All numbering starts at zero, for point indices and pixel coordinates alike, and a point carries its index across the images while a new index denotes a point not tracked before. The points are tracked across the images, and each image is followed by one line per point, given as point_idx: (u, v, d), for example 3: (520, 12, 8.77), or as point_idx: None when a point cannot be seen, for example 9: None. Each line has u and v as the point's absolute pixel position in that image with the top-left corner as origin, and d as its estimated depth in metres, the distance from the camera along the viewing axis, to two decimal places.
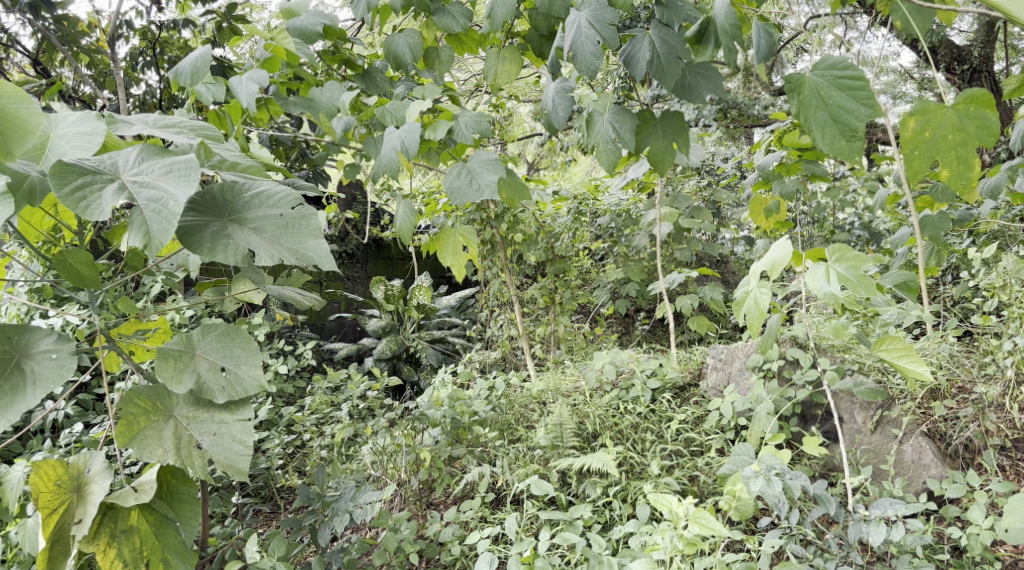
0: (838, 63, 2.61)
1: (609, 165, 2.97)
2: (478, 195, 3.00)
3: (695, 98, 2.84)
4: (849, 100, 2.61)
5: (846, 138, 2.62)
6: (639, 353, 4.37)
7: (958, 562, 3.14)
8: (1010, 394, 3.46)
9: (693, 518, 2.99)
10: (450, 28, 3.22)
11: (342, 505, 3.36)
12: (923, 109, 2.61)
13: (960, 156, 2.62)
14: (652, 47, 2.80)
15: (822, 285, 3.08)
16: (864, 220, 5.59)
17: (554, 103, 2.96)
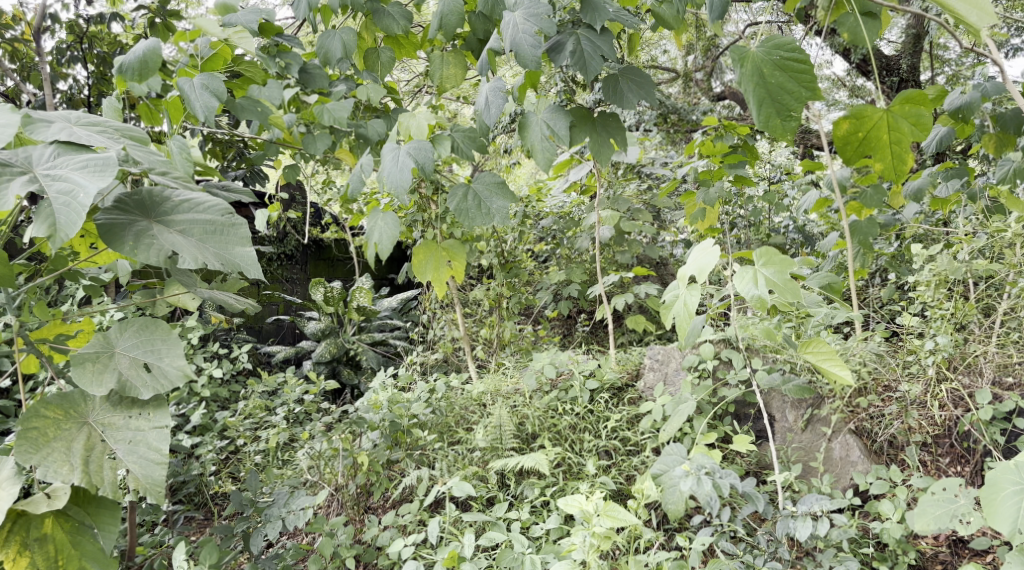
0: (785, 44, 2.57)
1: (546, 163, 3.01)
2: (487, 220, 3.13)
3: (625, 102, 2.95)
4: (790, 82, 2.59)
5: (782, 117, 2.60)
6: (579, 354, 4.43)
7: (881, 556, 3.24)
8: (931, 392, 3.54)
9: (605, 512, 3.16)
10: (390, 30, 3.25)
11: (275, 511, 3.39)
12: (857, 111, 2.63)
13: (896, 153, 2.65)
14: (577, 42, 2.87)
15: (749, 288, 3.16)
16: (799, 224, 5.73)
17: (488, 100, 2.97)
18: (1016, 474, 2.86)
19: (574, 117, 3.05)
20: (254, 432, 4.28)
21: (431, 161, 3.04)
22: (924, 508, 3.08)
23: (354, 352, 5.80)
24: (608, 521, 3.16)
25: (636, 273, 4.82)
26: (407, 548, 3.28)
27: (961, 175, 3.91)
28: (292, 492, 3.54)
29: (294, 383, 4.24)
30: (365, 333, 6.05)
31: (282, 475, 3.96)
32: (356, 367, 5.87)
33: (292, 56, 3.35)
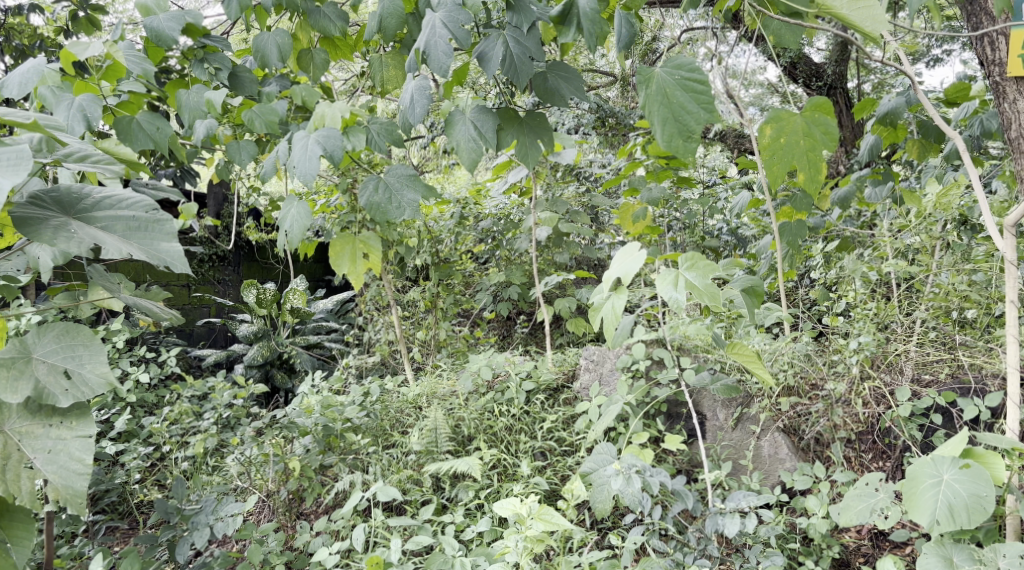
0: (686, 64, 2.70)
1: (471, 163, 3.02)
2: (399, 212, 3.10)
3: (559, 101, 2.98)
4: (691, 103, 2.71)
5: (683, 138, 2.71)
6: (514, 356, 4.45)
7: (806, 550, 3.31)
8: (855, 390, 3.62)
9: (538, 515, 3.18)
10: (326, 32, 3.25)
11: (203, 518, 3.37)
12: (775, 116, 2.77)
13: (813, 161, 2.80)
14: (506, 46, 2.88)
15: (669, 290, 3.21)
16: (732, 227, 5.83)
17: (413, 99, 2.97)
18: (933, 467, 2.95)
19: (501, 118, 3.08)
20: (184, 438, 4.24)
21: (339, 149, 3.04)
22: (848, 502, 3.16)
23: (288, 355, 5.73)
24: (542, 525, 3.18)
25: (578, 276, 4.85)
26: (333, 555, 3.28)
27: (887, 181, 3.98)
28: (219, 499, 3.53)
29: (223, 389, 4.21)
30: (299, 335, 6.00)
31: (210, 482, 3.93)
32: (290, 371, 5.82)
33: (220, 58, 3.30)
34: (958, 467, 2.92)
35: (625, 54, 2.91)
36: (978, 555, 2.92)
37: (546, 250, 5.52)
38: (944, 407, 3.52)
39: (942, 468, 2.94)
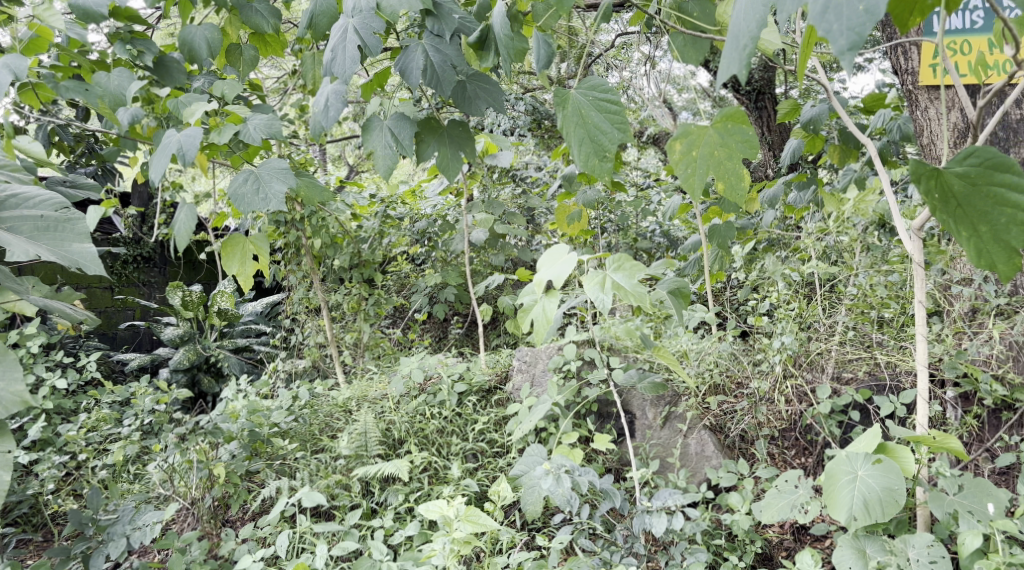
0: (599, 84, 2.71)
1: (387, 169, 3.03)
2: (262, 205, 3.04)
3: (475, 109, 2.98)
4: (603, 122, 2.72)
5: (598, 157, 2.72)
6: (447, 358, 4.44)
7: (731, 545, 3.37)
8: (778, 388, 3.69)
9: (464, 517, 3.20)
10: (260, 29, 3.23)
11: (119, 529, 3.47)
12: (686, 129, 2.75)
13: (730, 169, 2.75)
14: (426, 56, 2.90)
15: (596, 292, 3.24)
16: (664, 229, 5.90)
17: (327, 103, 2.96)
18: (849, 463, 3.01)
19: (422, 127, 3.11)
20: (105, 445, 4.16)
21: (190, 151, 3.00)
22: (769, 500, 3.21)
23: (215, 359, 5.64)
24: (468, 527, 3.19)
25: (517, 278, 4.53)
26: (257, 562, 3.26)
27: (812, 184, 4.08)
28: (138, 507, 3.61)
29: (146, 394, 4.14)
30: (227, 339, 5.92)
31: (131, 490, 3.87)
32: (218, 375, 5.73)
33: (146, 44, 3.31)
34: (871, 463, 2.99)
35: (543, 71, 2.96)
36: (890, 546, 3.01)
37: (481, 252, 5.54)
38: (861, 404, 3.62)
39: (856, 464, 3.00)
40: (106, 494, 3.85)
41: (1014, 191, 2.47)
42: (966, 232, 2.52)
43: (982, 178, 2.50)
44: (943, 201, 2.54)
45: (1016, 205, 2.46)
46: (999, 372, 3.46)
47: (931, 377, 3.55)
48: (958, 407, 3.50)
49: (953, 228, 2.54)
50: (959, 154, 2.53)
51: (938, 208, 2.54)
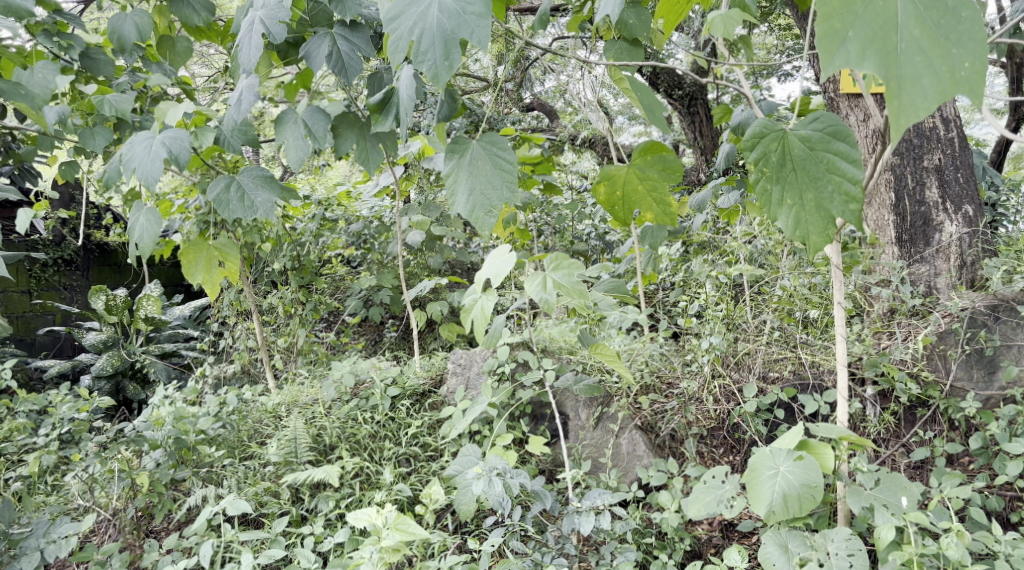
0: (497, 143, 2.85)
1: (297, 161, 3.12)
2: (250, 213, 3.25)
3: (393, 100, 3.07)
4: (496, 178, 2.86)
5: (484, 210, 2.85)
6: (381, 361, 4.40)
7: (661, 544, 3.40)
8: (707, 387, 3.74)
9: (394, 525, 3.20)
10: (191, 22, 3.18)
11: (33, 542, 3.45)
12: (607, 173, 2.87)
13: (657, 198, 2.90)
14: (332, 43, 3.01)
15: (538, 291, 3.23)
16: (600, 231, 5.93)
17: (240, 97, 2.98)
18: (771, 459, 3.05)
19: (341, 122, 3.25)
20: (20, 455, 4.04)
21: (186, 151, 3.00)
22: (696, 495, 3.24)
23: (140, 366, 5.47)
24: (397, 534, 3.19)
25: (452, 281, 4.53)
26: None
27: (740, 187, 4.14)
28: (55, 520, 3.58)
29: (65, 402, 4.04)
30: (154, 344, 5.79)
31: (47, 502, 3.78)
32: (144, 381, 5.60)
33: (72, 36, 3.26)
34: (793, 459, 3.03)
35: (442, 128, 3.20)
36: (811, 541, 3.05)
37: (417, 255, 5.52)
38: (786, 402, 3.71)
39: (778, 460, 3.04)
40: (21, 506, 3.75)
41: (845, 161, 2.59)
42: (791, 199, 2.62)
43: (821, 143, 2.61)
44: (778, 165, 2.63)
45: (844, 175, 2.59)
46: (914, 370, 3.56)
47: (852, 375, 3.63)
48: (878, 405, 3.58)
49: (778, 195, 2.62)
50: (805, 118, 2.64)
51: (769, 173, 2.63)
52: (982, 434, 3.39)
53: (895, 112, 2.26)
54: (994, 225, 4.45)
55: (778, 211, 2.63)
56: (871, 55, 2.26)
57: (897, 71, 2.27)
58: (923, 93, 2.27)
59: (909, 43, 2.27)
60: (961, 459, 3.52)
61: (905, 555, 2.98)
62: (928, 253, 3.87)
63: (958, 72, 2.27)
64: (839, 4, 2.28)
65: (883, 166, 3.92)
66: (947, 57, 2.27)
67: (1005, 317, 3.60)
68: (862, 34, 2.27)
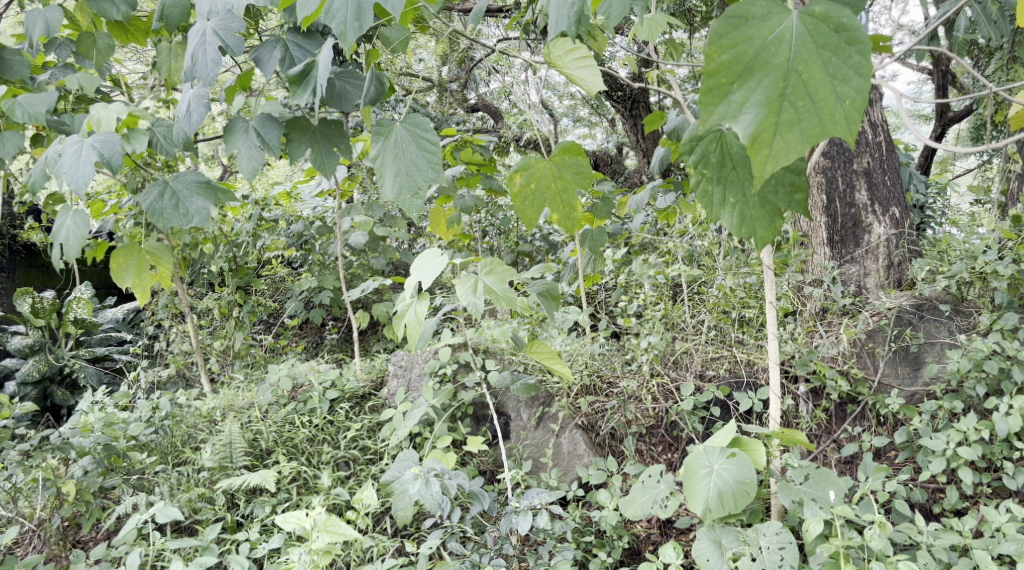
0: (419, 122, 2.79)
1: (252, 171, 3.06)
2: (186, 220, 3.17)
3: (346, 104, 3.01)
4: (421, 160, 2.80)
5: (410, 192, 2.79)
6: (320, 364, 4.35)
7: (600, 542, 3.40)
8: (646, 387, 3.74)
9: (324, 527, 3.20)
10: (108, 15, 3.10)
11: None
12: (525, 164, 2.87)
13: (565, 201, 2.91)
14: (284, 49, 2.95)
15: (469, 296, 3.22)
16: (545, 232, 5.94)
17: (190, 107, 2.93)
18: (705, 457, 3.06)
19: (289, 127, 3.14)
20: None
21: (118, 155, 2.96)
22: (633, 495, 3.26)
23: (70, 371, 5.34)
24: (326, 536, 3.19)
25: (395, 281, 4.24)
26: None
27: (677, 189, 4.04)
28: None
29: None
30: (84, 348, 5.65)
31: None
32: (72, 386, 5.45)
33: None
34: (726, 457, 3.04)
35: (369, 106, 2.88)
36: (743, 536, 3.07)
37: (359, 256, 5.46)
38: (721, 400, 3.73)
39: (712, 458, 3.05)
40: None
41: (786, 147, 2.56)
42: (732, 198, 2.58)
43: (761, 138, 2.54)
44: (717, 165, 2.57)
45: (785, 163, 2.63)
46: (845, 368, 3.61)
47: (785, 373, 3.67)
48: (810, 402, 3.61)
49: (719, 196, 2.59)
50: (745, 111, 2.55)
51: (708, 175, 2.58)
52: (906, 428, 3.44)
53: (767, 161, 2.17)
54: (924, 227, 4.54)
55: (721, 209, 2.60)
56: (751, 109, 2.17)
57: (776, 117, 2.17)
58: (799, 138, 2.17)
59: (794, 89, 2.16)
60: (888, 453, 3.57)
61: (832, 547, 3.00)
62: (858, 253, 3.94)
63: (839, 109, 2.16)
64: (726, 62, 2.17)
65: (814, 169, 3.99)
66: (828, 97, 2.16)
67: (929, 316, 3.70)
68: (748, 87, 2.17)
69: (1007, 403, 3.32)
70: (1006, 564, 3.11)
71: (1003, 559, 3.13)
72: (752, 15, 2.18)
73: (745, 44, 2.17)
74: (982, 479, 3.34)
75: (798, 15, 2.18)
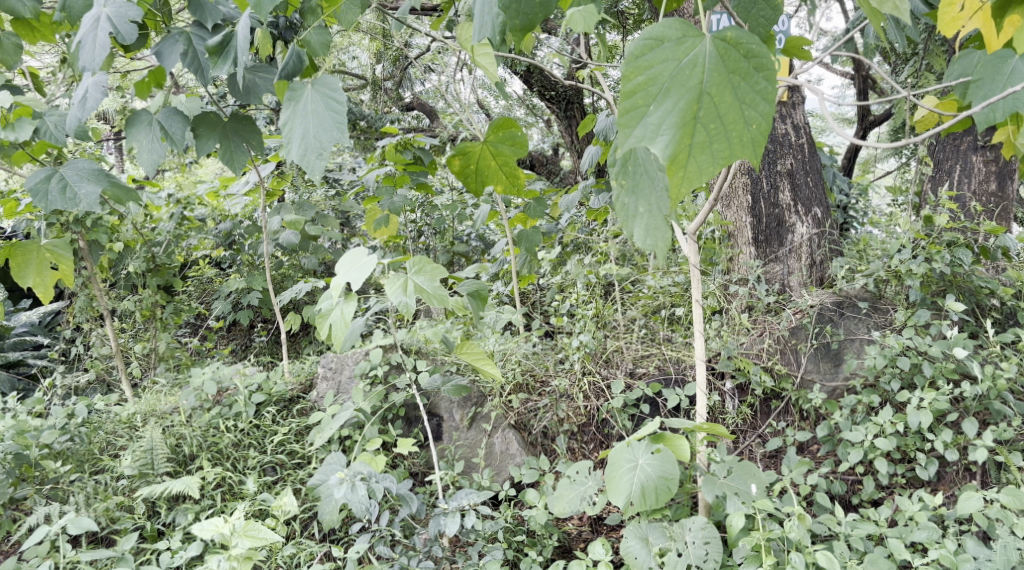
0: (330, 83, 2.58)
1: (151, 166, 2.93)
2: (71, 205, 3.03)
3: (254, 98, 2.89)
4: (327, 120, 2.57)
5: (315, 155, 2.57)
6: (247, 366, 4.25)
7: (531, 541, 3.37)
8: (578, 385, 3.73)
9: (243, 532, 3.15)
10: (15, 12, 3.00)
11: None
12: (462, 150, 2.81)
13: (508, 171, 2.91)
14: (187, 41, 2.79)
15: (398, 295, 3.15)
16: (480, 232, 5.90)
17: (86, 95, 2.81)
18: (630, 452, 3.04)
19: (198, 122, 3.00)
20: None
21: None
22: (560, 492, 3.24)
23: None
24: (246, 541, 3.14)
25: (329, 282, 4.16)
26: None
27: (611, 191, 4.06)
28: None
29: None
30: None
31: None
32: None
33: None
34: (651, 452, 3.02)
35: (285, 81, 2.66)
36: (670, 531, 3.07)
37: (290, 256, 5.38)
38: (651, 397, 3.71)
39: (637, 453, 3.03)
40: None
41: None
42: (644, 210, 2.33)
43: None
44: (635, 174, 2.33)
45: None
46: (768, 364, 3.63)
47: (711, 369, 3.68)
48: (735, 398, 3.63)
49: (633, 207, 2.33)
50: None
51: (624, 183, 2.33)
52: (827, 422, 3.47)
53: (682, 183, 2.12)
54: (847, 229, 4.60)
55: (629, 223, 2.34)
56: (666, 130, 2.12)
57: (690, 139, 2.12)
58: (710, 157, 2.12)
59: (707, 110, 2.12)
60: (810, 447, 3.59)
61: (754, 540, 3.02)
62: (782, 253, 3.98)
63: (748, 131, 2.13)
64: (644, 80, 2.12)
65: (739, 169, 4.01)
66: (739, 119, 2.13)
67: (849, 313, 3.72)
68: (663, 108, 2.12)
69: (918, 397, 3.35)
70: (918, 552, 3.15)
71: (915, 547, 3.17)
72: (667, 37, 2.14)
73: (660, 65, 2.13)
74: (897, 470, 3.38)
75: (713, 39, 2.13)
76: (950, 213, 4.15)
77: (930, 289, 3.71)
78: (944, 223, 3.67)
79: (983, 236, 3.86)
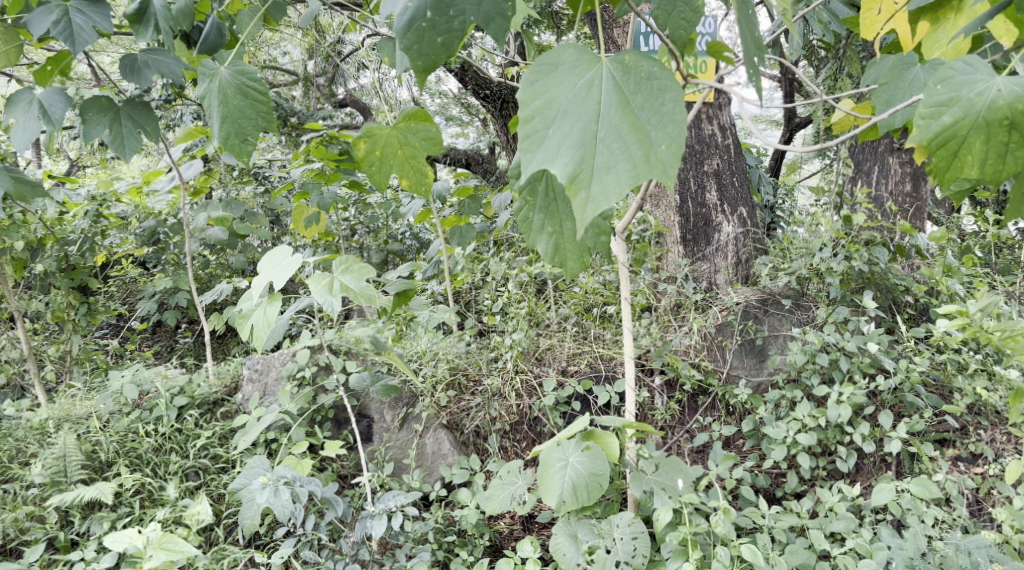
0: (247, 68, 2.47)
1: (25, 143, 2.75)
2: None
3: (142, 81, 2.68)
4: (248, 107, 2.47)
5: (240, 140, 2.47)
6: (171, 368, 4.12)
7: (461, 542, 3.30)
8: (509, 383, 3.67)
9: (158, 545, 3.07)
10: None
11: None
12: (368, 130, 2.76)
13: (415, 167, 2.81)
14: (64, 13, 2.58)
15: (324, 294, 3.06)
16: (415, 230, 5.80)
17: None
18: (560, 451, 3.00)
19: (91, 107, 2.79)
20: None
21: None
22: (492, 491, 3.18)
23: None
24: (161, 554, 3.07)
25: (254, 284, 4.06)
26: None
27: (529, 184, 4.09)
28: None
29: None
30: None
31: None
32: None
33: None
34: (581, 450, 2.99)
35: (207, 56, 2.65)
36: (597, 529, 3.03)
37: (217, 255, 5.26)
38: (581, 394, 3.66)
39: (567, 451, 2.99)
40: None
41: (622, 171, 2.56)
42: (551, 227, 2.63)
43: None
44: (544, 193, 2.62)
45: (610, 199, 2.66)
46: (696, 360, 3.61)
47: (641, 366, 3.65)
48: (665, 394, 3.60)
49: (539, 223, 2.64)
50: None
51: (531, 202, 2.63)
52: (752, 417, 3.44)
53: (586, 205, 2.18)
54: (774, 226, 4.61)
55: (538, 237, 2.65)
56: (567, 151, 2.19)
57: (593, 160, 2.19)
58: (617, 178, 2.18)
59: (609, 130, 2.20)
60: (736, 440, 3.55)
61: (681, 535, 2.99)
62: (709, 251, 3.98)
63: (655, 151, 2.20)
64: (542, 103, 2.22)
65: None
66: (644, 139, 2.20)
67: (773, 310, 3.71)
68: (563, 130, 2.20)
69: (837, 391, 3.34)
70: (837, 543, 3.15)
71: (834, 538, 3.17)
72: (562, 62, 2.25)
73: (557, 88, 2.23)
74: (818, 462, 3.37)
75: (611, 62, 2.24)
76: (867, 212, 4.25)
77: (850, 286, 3.71)
78: (861, 222, 3.67)
79: (899, 235, 3.97)
